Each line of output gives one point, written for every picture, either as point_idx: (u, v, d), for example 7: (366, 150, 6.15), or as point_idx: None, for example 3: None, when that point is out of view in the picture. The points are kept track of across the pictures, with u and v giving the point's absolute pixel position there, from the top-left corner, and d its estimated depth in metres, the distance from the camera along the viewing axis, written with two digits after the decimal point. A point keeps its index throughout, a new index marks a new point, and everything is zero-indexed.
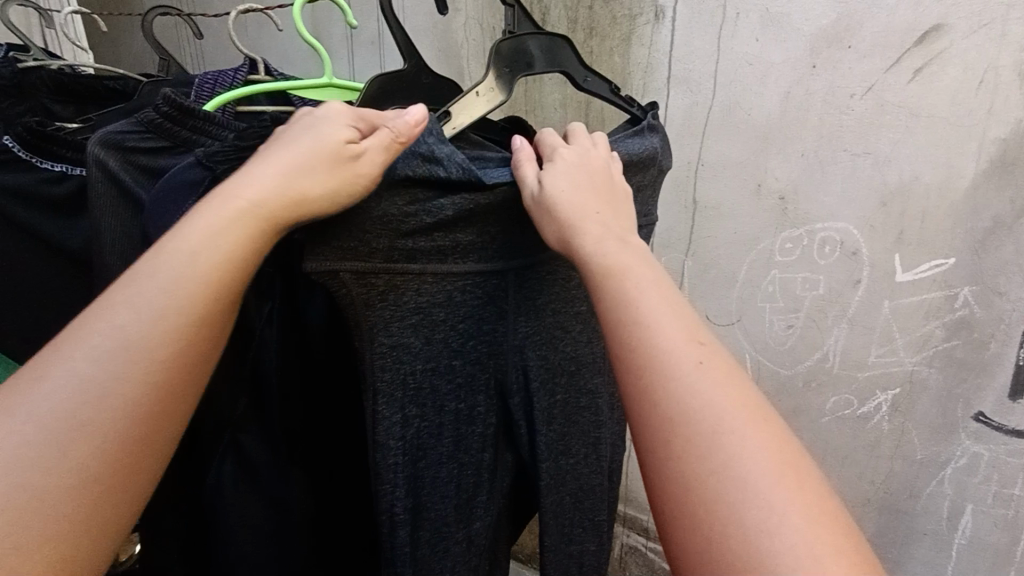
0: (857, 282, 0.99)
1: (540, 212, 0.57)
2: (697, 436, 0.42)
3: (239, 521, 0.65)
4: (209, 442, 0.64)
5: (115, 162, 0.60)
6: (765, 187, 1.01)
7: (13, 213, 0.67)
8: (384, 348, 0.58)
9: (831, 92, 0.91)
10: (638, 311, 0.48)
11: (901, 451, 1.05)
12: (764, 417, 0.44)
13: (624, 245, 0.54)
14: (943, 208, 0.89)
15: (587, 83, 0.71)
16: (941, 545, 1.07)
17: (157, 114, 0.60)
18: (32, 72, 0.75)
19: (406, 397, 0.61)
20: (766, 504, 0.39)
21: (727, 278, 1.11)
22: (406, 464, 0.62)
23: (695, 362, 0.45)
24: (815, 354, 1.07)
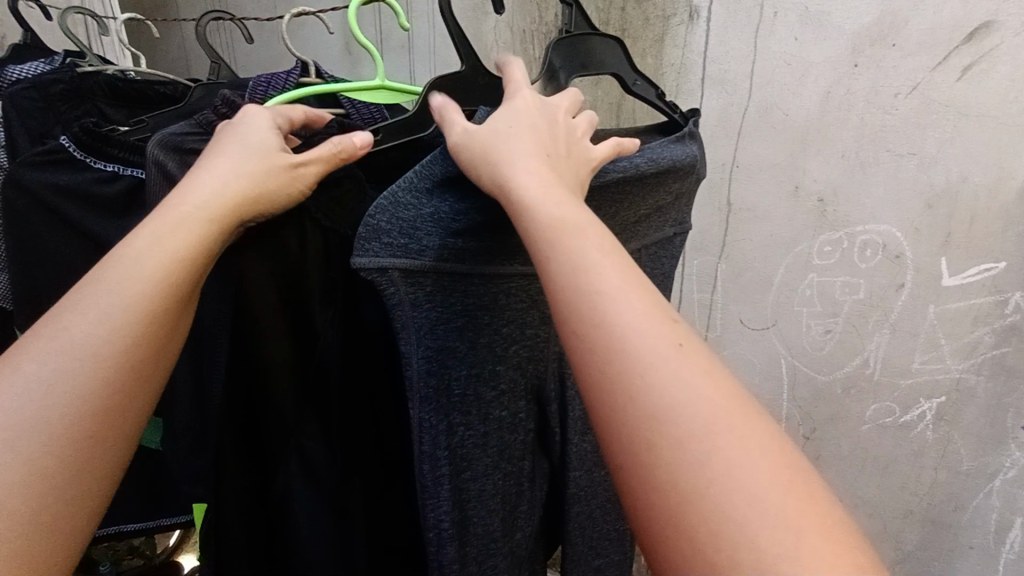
0: (900, 286, 0.97)
1: (469, 147, 0.52)
2: (684, 438, 0.36)
3: (309, 524, 0.63)
4: (277, 447, 0.61)
5: (173, 164, 0.60)
6: (803, 189, 0.99)
7: (58, 210, 0.65)
8: (429, 353, 0.58)
9: (875, 91, 0.89)
10: (602, 285, 0.41)
11: (946, 462, 1.02)
12: (754, 418, 0.37)
13: (561, 198, 0.46)
14: (993, 210, 0.87)
15: (637, 86, 0.70)
16: (987, 559, 1.03)
17: (217, 118, 0.61)
18: (90, 76, 0.77)
19: (448, 404, 0.60)
20: (754, 521, 0.33)
21: (762, 282, 1.08)
22: (451, 474, 0.61)
23: (671, 346, 0.39)
24: (854, 359, 1.04)
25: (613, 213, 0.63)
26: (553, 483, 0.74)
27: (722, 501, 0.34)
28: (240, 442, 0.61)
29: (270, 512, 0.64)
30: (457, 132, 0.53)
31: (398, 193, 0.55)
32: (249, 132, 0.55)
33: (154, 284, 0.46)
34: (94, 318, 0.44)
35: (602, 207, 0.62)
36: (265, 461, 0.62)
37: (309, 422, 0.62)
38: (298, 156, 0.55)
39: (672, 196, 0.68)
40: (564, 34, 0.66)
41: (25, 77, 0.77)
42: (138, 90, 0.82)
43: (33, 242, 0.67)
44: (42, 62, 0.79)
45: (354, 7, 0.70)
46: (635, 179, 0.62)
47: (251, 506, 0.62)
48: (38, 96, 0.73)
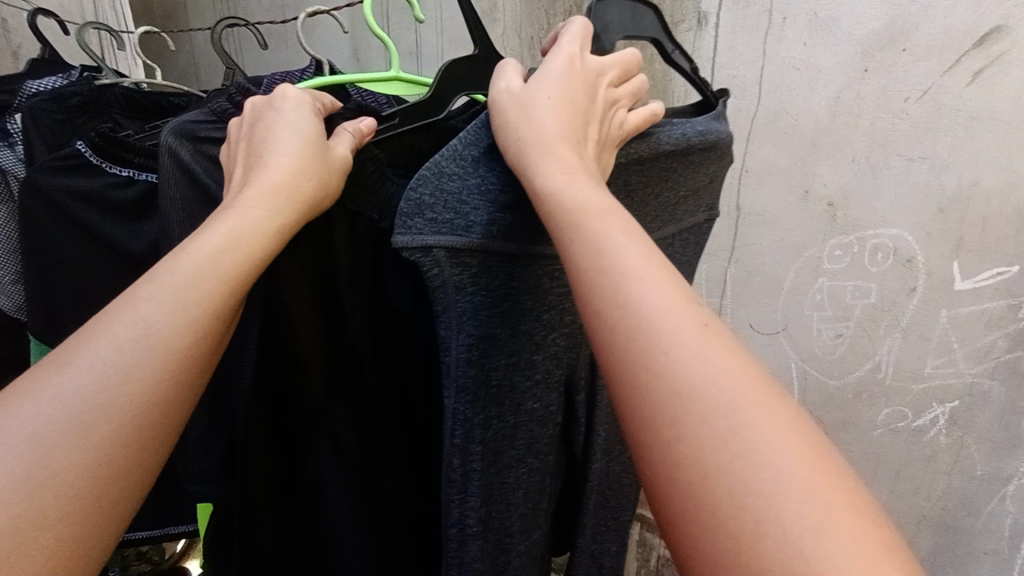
0: (911, 290, 0.96)
1: (505, 111, 0.51)
2: (712, 416, 0.35)
3: (338, 503, 0.66)
4: (307, 430, 0.63)
5: (187, 152, 0.60)
6: (813, 193, 0.99)
7: (73, 212, 0.66)
8: (468, 340, 0.54)
9: (884, 95, 0.89)
10: (622, 266, 0.41)
11: (960, 467, 1.01)
12: (778, 399, 0.36)
13: (583, 184, 0.46)
14: (1006, 214, 0.86)
15: (673, 56, 0.66)
16: (1002, 565, 1.03)
17: (230, 106, 0.62)
18: (108, 88, 0.78)
19: (485, 396, 0.56)
20: (779, 496, 0.32)
21: (772, 286, 1.08)
22: (483, 469, 0.58)
23: (701, 325, 0.39)
24: (866, 363, 1.04)
25: (654, 193, 0.61)
26: (568, 477, 0.75)
27: (745, 476, 0.33)
28: (269, 435, 0.61)
29: (300, 494, 0.65)
30: (501, 89, 0.52)
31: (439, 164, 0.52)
32: (290, 121, 0.54)
33: (208, 270, 0.46)
34: (155, 308, 0.44)
35: (643, 184, 0.60)
36: (296, 448, 0.64)
37: (337, 411, 0.63)
38: (335, 149, 0.54)
39: (709, 177, 0.66)
40: None
41: (42, 90, 0.77)
42: (154, 102, 0.82)
43: (50, 248, 0.67)
44: (60, 77, 0.80)
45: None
46: (681, 152, 0.60)
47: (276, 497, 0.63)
48: (56, 107, 0.73)
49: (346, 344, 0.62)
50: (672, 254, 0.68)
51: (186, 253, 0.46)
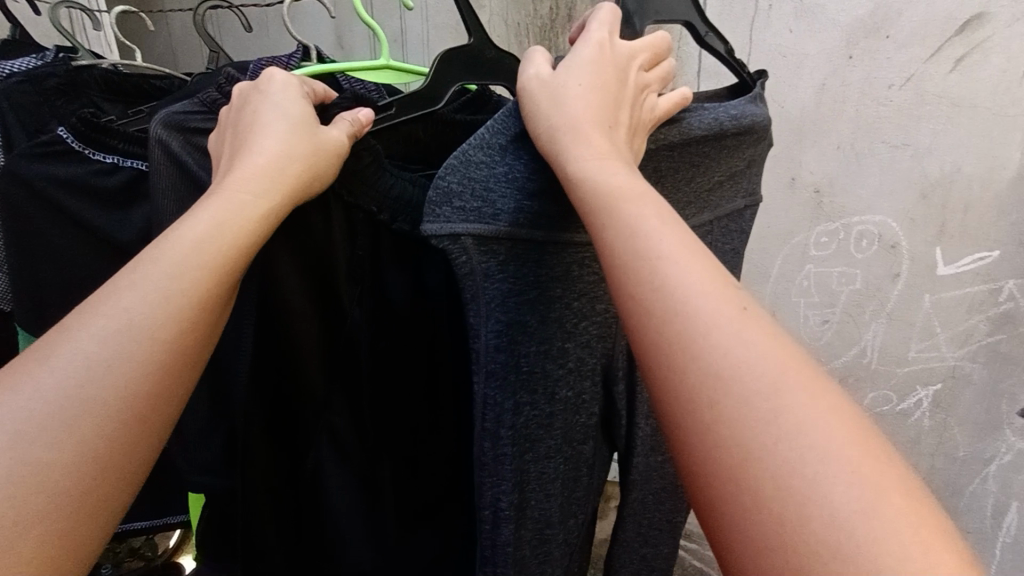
0: (896, 276, 0.98)
1: (536, 95, 0.50)
2: (754, 400, 0.33)
3: (341, 504, 0.63)
4: (305, 428, 0.61)
5: (178, 144, 0.58)
6: (800, 180, 0.99)
7: (55, 199, 0.64)
8: (498, 327, 0.53)
9: (869, 81, 0.90)
10: (654, 246, 0.39)
11: (943, 449, 1.03)
12: (824, 385, 0.35)
13: (614, 168, 0.45)
14: (987, 199, 0.88)
15: (707, 38, 0.64)
16: (984, 543, 1.05)
17: (220, 97, 0.59)
18: (84, 70, 0.75)
19: (517, 380, 0.55)
20: (822, 475, 0.30)
21: (760, 274, 1.09)
22: (515, 455, 0.57)
23: (739, 309, 0.37)
24: (851, 349, 1.05)
25: (683, 177, 0.61)
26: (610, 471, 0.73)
27: (791, 455, 0.31)
28: (270, 430, 0.59)
29: (301, 492, 0.64)
30: (530, 75, 0.51)
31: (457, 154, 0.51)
32: (278, 104, 0.52)
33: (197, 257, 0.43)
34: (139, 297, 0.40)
35: (673, 169, 0.60)
36: (294, 445, 0.62)
37: (338, 411, 0.62)
38: (329, 131, 0.52)
39: (746, 162, 0.65)
40: None
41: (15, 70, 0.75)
42: (134, 86, 0.80)
43: (30, 236, 0.65)
44: (34, 58, 0.78)
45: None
46: (713, 137, 0.59)
47: (280, 491, 0.62)
48: (32, 90, 0.72)
49: (344, 336, 0.61)
50: (711, 242, 0.67)
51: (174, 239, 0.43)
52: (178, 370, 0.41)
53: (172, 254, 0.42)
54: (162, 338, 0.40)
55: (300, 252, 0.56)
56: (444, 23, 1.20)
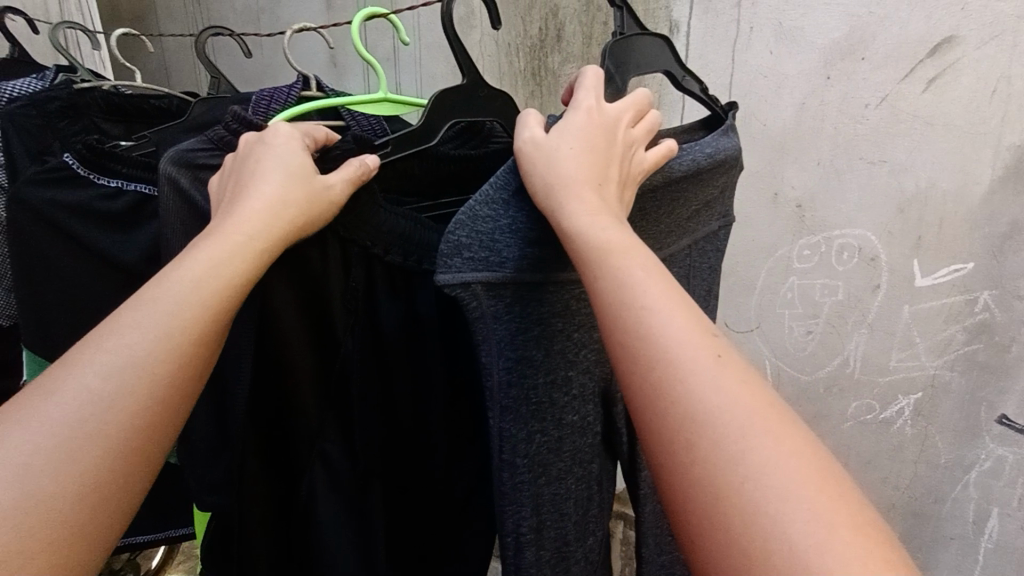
0: (876, 287, 1.01)
1: (530, 157, 0.52)
2: (722, 440, 0.36)
3: (336, 531, 0.63)
4: (298, 452, 0.61)
5: (187, 180, 0.57)
6: (782, 196, 1.03)
7: (60, 223, 0.64)
8: (510, 362, 0.55)
9: (846, 101, 0.93)
10: (637, 296, 0.42)
11: (925, 456, 1.05)
12: (788, 423, 0.38)
13: (607, 222, 0.47)
14: (960, 213, 0.91)
15: (684, 82, 0.68)
16: (968, 549, 1.07)
17: (228, 134, 0.58)
18: (87, 92, 0.76)
19: (528, 412, 0.56)
20: (782, 514, 0.33)
21: (746, 286, 1.12)
22: (531, 482, 0.58)
23: (713, 355, 0.40)
24: (834, 359, 1.08)
25: (664, 212, 0.63)
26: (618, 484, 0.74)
27: (757, 493, 0.34)
28: (266, 450, 0.60)
29: (296, 517, 0.63)
30: (524, 138, 0.52)
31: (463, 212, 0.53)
32: (279, 152, 0.53)
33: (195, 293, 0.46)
34: (142, 330, 0.43)
35: (657, 207, 0.62)
36: (289, 468, 0.62)
37: (332, 434, 0.62)
38: (329, 180, 0.54)
39: (718, 190, 0.68)
40: (617, 36, 0.63)
41: (20, 93, 0.77)
42: (135, 106, 0.81)
43: (36, 258, 0.65)
44: (35, 79, 0.79)
45: (359, 20, 0.69)
46: (691, 175, 0.61)
47: (277, 512, 0.62)
48: (35, 112, 0.72)
49: (339, 364, 0.61)
50: (690, 266, 0.69)
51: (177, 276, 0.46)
52: (177, 402, 0.44)
53: (173, 292, 0.45)
54: (164, 372, 0.43)
55: (296, 280, 0.58)
56: (436, 42, 1.22)
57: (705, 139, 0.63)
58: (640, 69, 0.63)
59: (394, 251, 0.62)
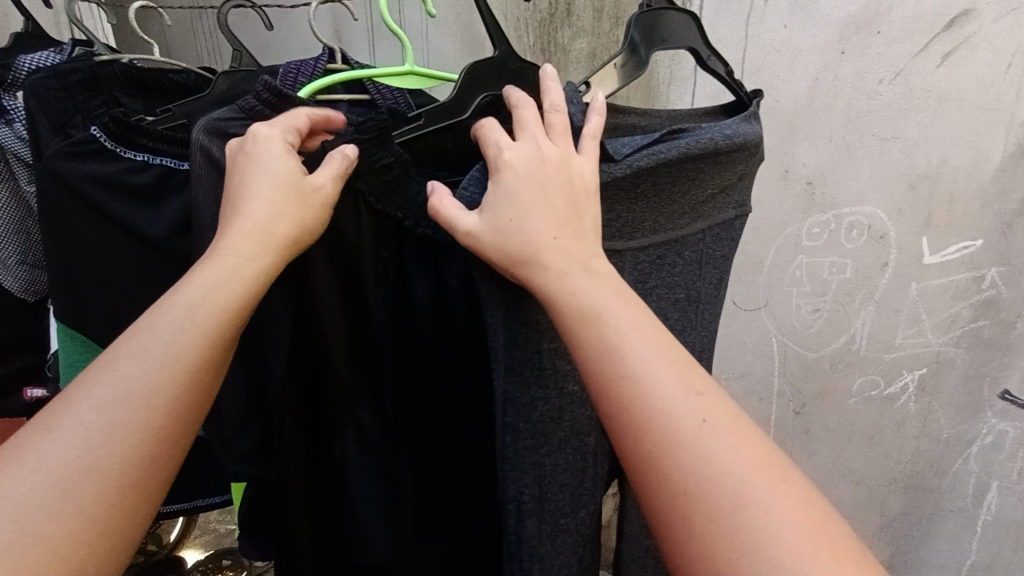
0: (884, 265, 1.01)
1: (490, 244, 0.50)
2: (719, 512, 0.39)
3: (365, 502, 0.63)
4: (331, 415, 0.61)
5: (218, 149, 0.57)
6: (793, 172, 1.02)
7: (91, 197, 0.64)
8: (517, 325, 0.56)
9: (860, 77, 0.93)
10: (632, 361, 0.44)
11: (928, 431, 1.07)
12: (782, 476, 0.41)
13: (591, 278, 0.48)
14: (972, 190, 0.91)
15: (709, 61, 0.68)
16: (966, 521, 1.10)
17: (259, 104, 0.58)
18: (108, 66, 0.76)
19: (530, 376, 0.58)
20: (780, 555, 0.37)
21: (754, 264, 1.12)
22: (534, 449, 0.59)
23: (698, 421, 0.42)
24: (841, 336, 1.09)
25: (679, 191, 0.62)
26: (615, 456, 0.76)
27: (757, 569, 0.37)
28: (301, 419, 0.61)
29: (325, 481, 0.64)
30: (468, 227, 0.52)
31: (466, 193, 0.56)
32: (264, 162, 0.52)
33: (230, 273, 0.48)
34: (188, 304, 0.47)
35: (671, 184, 0.61)
36: (321, 432, 0.62)
37: (364, 395, 0.62)
38: (315, 182, 0.52)
39: (737, 176, 0.67)
40: (645, 8, 0.64)
41: (42, 67, 0.76)
42: (155, 80, 0.81)
43: (68, 234, 0.65)
44: (53, 52, 0.78)
45: None
46: (710, 154, 0.61)
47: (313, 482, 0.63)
48: (57, 85, 0.70)
49: (369, 332, 0.62)
50: (702, 251, 0.69)
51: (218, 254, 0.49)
52: (169, 440, 0.45)
53: (179, 307, 0.47)
54: (155, 411, 0.44)
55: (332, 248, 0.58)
56: (445, 15, 1.21)
57: (726, 123, 0.63)
58: (665, 44, 0.64)
59: (424, 225, 0.61)
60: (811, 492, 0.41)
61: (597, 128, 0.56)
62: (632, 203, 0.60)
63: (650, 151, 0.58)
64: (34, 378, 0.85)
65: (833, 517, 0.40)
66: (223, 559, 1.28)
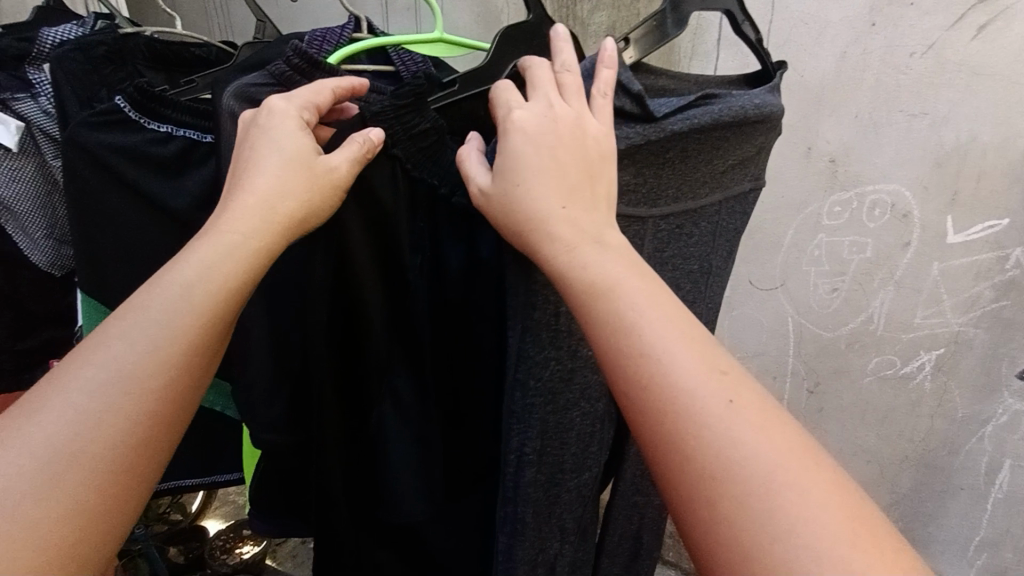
0: (907, 244, 1.00)
1: (496, 205, 0.51)
2: (746, 494, 0.37)
3: (403, 469, 0.64)
4: (369, 384, 0.62)
5: (249, 115, 0.59)
6: (816, 150, 1.01)
7: (115, 167, 0.64)
8: (540, 287, 0.56)
9: (889, 51, 0.90)
10: (650, 341, 0.43)
11: (943, 411, 1.08)
12: (814, 459, 0.39)
13: (601, 251, 0.47)
14: (1001, 168, 0.90)
15: (742, 28, 0.66)
16: (977, 499, 1.11)
17: (289, 70, 0.58)
18: (131, 38, 0.76)
19: (546, 337, 0.58)
20: (811, 541, 0.35)
21: (772, 244, 1.11)
22: (541, 405, 0.60)
23: (724, 401, 0.40)
24: (859, 316, 1.08)
25: (704, 159, 0.60)
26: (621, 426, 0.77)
27: (789, 557, 0.35)
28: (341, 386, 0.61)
29: (363, 448, 0.65)
30: (479, 187, 0.53)
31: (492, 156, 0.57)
32: (275, 137, 0.52)
33: (240, 243, 0.49)
34: (194, 274, 0.47)
35: (697, 151, 0.59)
36: (359, 399, 0.63)
37: (400, 363, 0.63)
38: (332, 160, 0.52)
39: (757, 148, 0.65)
40: None
41: (66, 41, 0.76)
42: (176, 53, 0.80)
43: (94, 204, 0.66)
44: (76, 25, 0.78)
45: None
46: (739, 122, 0.58)
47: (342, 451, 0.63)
48: (82, 57, 0.71)
49: (404, 301, 0.61)
50: (717, 225, 0.68)
51: (224, 225, 0.49)
52: (166, 415, 0.44)
53: (185, 276, 0.47)
54: (150, 384, 0.44)
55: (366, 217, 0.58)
56: None
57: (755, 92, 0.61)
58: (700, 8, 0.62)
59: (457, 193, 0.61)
60: (844, 476, 0.39)
61: (612, 80, 0.54)
62: (658, 170, 0.58)
63: (685, 115, 0.56)
64: (61, 350, 0.85)
65: (865, 501, 0.39)
66: (244, 529, 1.29)
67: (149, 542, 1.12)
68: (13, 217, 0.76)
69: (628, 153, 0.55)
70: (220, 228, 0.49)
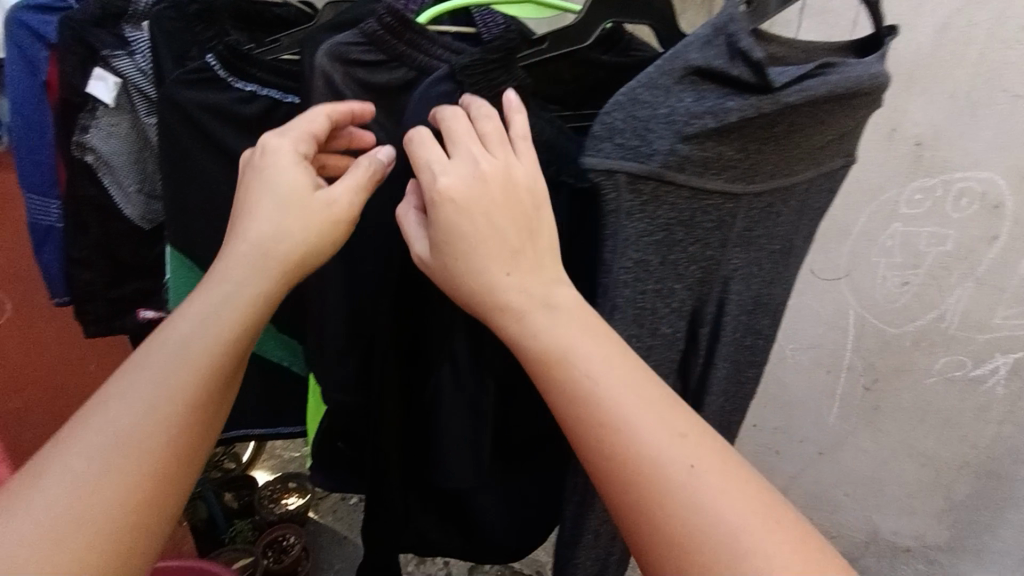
0: (994, 239, 0.92)
1: (434, 274, 0.49)
2: (713, 555, 0.38)
3: (456, 435, 0.62)
4: (431, 340, 0.61)
5: (339, 78, 0.55)
6: (900, 132, 0.94)
7: (204, 124, 0.66)
8: (630, 265, 0.51)
9: (1000, 22, 0.81)
10: (608, 407, 0.42)
11: (1014, 419, 1.01)
12: (778, 511, 0.40)
13: (554, 315, 0.46)
14: None
15: None
16: None
17: (382, 29, 0.54)
18: None
19: (633, 314, 0.54)
20: None
21: (840, 231, 1.06)
22: None
23: (684, 464, 0.41)
24: (930, 312, 1.02)
25: (804, 134, 0.55)
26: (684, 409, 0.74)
27: None
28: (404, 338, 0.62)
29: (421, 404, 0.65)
30: (417, 251, 0.50)
31: (591, 143, 0.49)
32: (276, 173, 0.52)
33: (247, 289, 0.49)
34: (199, 326, 0.47)
35: (800, 126, 0.54)
36: (420, 355, 0.63)
37: (460, 330, 0.59)
38: (334, 195, 0.52)
39: (855, 123, 0.60)
40: None
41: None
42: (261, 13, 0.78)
43: (183, 162, 0.68)
44: None
45: None
46: (848, 96, 0.54)
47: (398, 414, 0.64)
48: (177, 15, 0.73)
49: None
50: (805, 201, 0.64)
51: (230, 269, 0.49)
52: (174, 472, 0.43)
53: (188, 332, 0.47)
54: (157, 450, 0.42)
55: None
56: None
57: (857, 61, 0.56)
58: None
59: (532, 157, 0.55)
60: (797, 513, 0.41)
61: (525, 126, 0.51)
62: (761, 146, 0.53)
63: (800, 86, 0.51)
64: (149, 300, 0.89)
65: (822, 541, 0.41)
66: (289, 482, 1.36)
67: (206, 486, 1.18)
68: (107, 168, 0.80)
69: (737, 127, 0.50)
70: (224, 274, 0.49)
